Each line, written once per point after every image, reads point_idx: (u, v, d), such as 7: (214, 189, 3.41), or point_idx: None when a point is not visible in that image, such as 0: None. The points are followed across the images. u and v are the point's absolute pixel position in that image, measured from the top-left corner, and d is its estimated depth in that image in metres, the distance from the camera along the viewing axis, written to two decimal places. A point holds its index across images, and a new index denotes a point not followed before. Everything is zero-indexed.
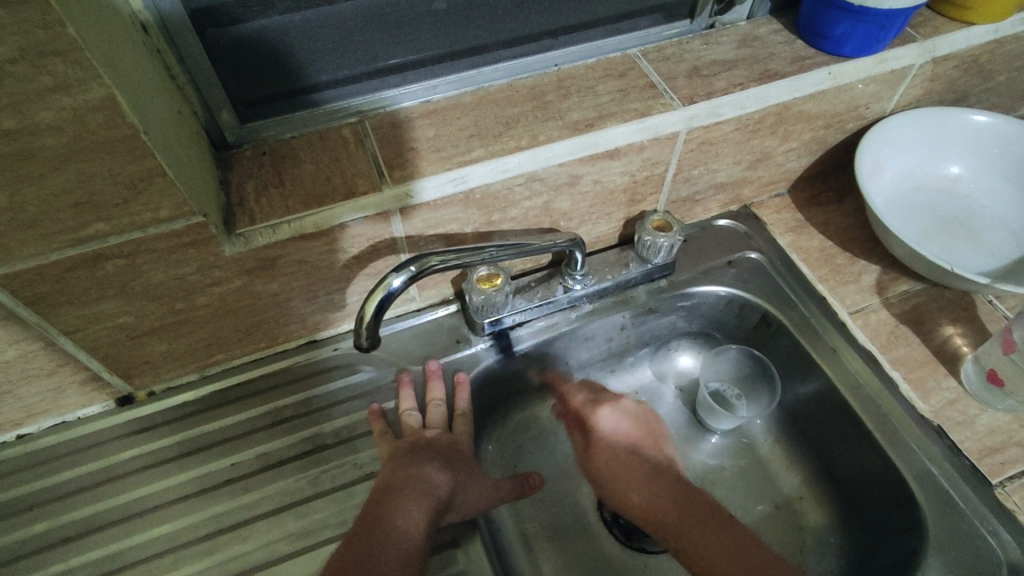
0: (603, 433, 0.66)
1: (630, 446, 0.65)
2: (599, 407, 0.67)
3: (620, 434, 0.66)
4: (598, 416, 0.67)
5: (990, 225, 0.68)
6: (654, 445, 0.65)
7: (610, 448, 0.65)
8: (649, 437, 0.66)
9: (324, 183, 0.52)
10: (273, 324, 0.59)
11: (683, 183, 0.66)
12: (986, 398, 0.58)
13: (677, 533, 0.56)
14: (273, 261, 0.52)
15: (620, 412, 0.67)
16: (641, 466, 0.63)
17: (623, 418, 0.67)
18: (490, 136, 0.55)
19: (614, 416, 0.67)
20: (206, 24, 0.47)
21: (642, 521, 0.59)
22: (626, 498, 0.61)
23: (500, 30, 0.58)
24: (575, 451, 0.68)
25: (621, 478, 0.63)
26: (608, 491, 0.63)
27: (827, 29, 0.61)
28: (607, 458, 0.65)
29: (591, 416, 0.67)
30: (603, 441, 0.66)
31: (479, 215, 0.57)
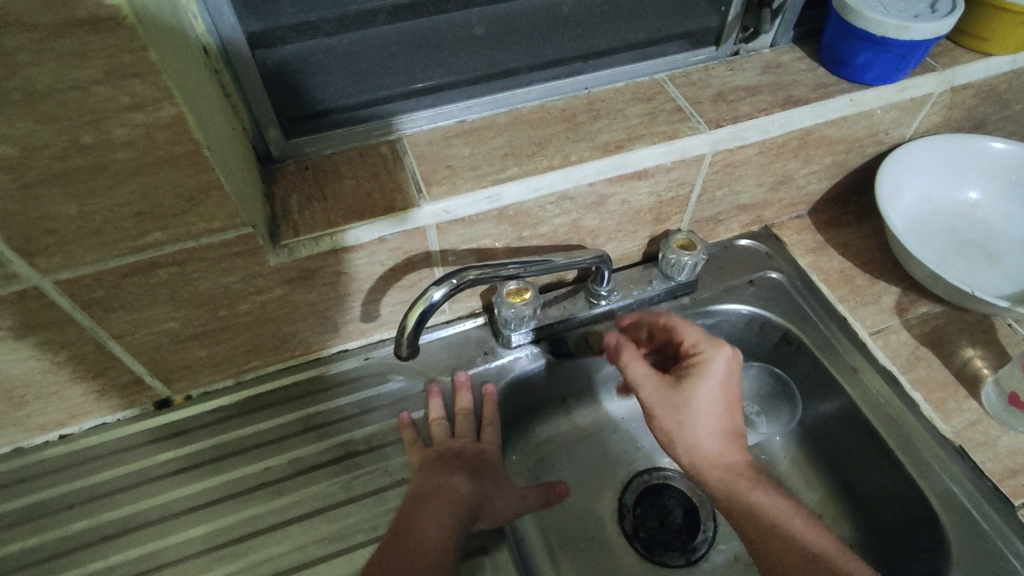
0: (705, 375, 0.55)
1: (722, 396, 0.55)
2: (721, 346, 0.56)
3: (710, 400, 0.55)
4: (717, 355, 0.56)
5: (1008, 250, 0.70)
6: (732, 402, 0.56)
7: (700, 392, 0.55)
8: (736, 404, 0.56)
9: (364, 198, 0.54)
10: (308, 332, 0.61)
11: (707, 204, 0.68)
12: (1008, 420, 0.58)
13: (743, 490, 0.52)
14: (314, 272, 0.54)
15: (734, 364, 0.56)
16: (728, 414, 0.55)
17: (734, 374, 0.56)
18: (524, 155, 0.57)
19: (727, 363, 0.56)
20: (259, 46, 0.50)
21: (695, 461, 0.55)
22: (704, 427, 0.54)
23: (534, 55, 0.60)
24: (642, 384, 0.57)
25: (699, 416, 0.54)
26: (669, 422, 0.55)
27: (849, 57, 0.63)
28: (701, 401, 0.55)
29: (711, 354, 0.56)
30: (704, 384, 0.55)
31: (510, 231, 0.59)
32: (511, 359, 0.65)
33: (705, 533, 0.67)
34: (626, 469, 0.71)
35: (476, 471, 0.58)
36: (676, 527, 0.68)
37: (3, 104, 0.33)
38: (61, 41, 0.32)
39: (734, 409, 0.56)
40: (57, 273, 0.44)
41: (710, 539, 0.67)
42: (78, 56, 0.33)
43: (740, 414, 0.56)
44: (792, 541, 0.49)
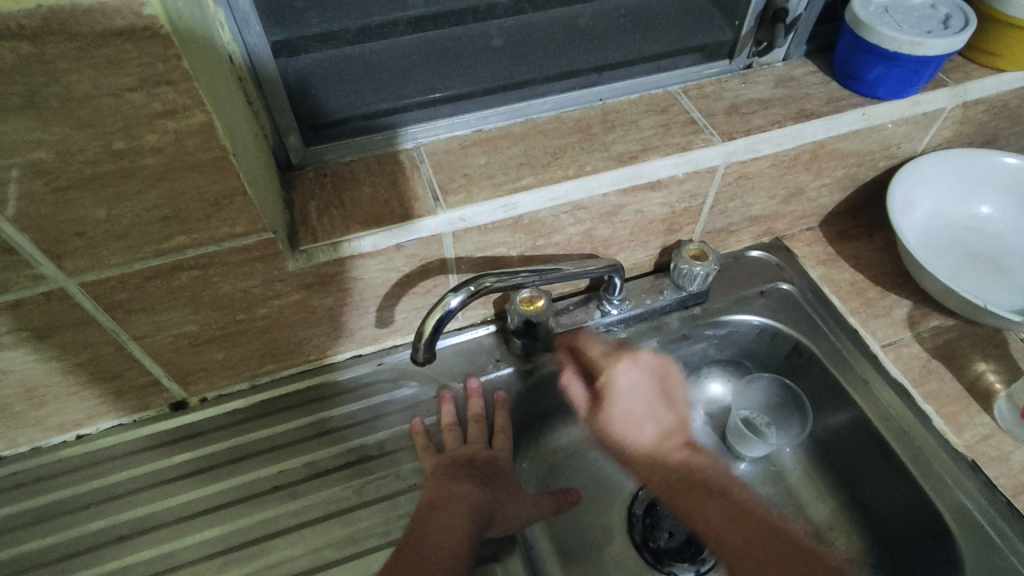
0: (617, 391, 0.65)
1: (642, 400, 0.66)
2: (615, 363, 0.64)
3: (629, 396, 0.66)
4: (614, 373, 0.64)
5: (1020, 264, 0.70)
6: (656, 408, 0.67)
7: (616, 408, 0.67)
8: (660, 398, 0.67)
9: (382, 205, 0.55)
10: (323, 337, 0.61)
11: (719, 215, 0.68)
12: (1021, 434, 0.58)
13: (674, 494, 0.62)
14: (331, 277, 0.55)
15: (635, 373, 0.65)
16: (648, 418, 0.67)
17: (638, 380, 0.65)
18: (539, 165, 0.58)
19: (629, 375, 0.65)
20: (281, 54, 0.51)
21: (638, 467, 0.66)
22: (633, 429, 0.67)
23: (550, 66, 0.61)
24: (581, 411, 0.68)
25: (622, 426, 0.67)
26: (612, 437, 0.68)
27: (862, 71, 0.63)
28: (622, 412, 0.67)
29: (607, 373, 0.64)
30: (620, 393, 0.65)
31: (525, 240, 0.60)
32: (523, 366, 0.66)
33: None
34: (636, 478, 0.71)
35: (488, 478, 0.58)
36: (685, 538, 0.67)
37: (41, 110, 0.34)
38: (100, 50, 0.33)
39: (657, 407, 0.67)
40: (82, 275, 0.45)
41: None
42: (115, 65, 0.34)
43: (662, 406, 0.67)
44: (750, 518, 0.59)
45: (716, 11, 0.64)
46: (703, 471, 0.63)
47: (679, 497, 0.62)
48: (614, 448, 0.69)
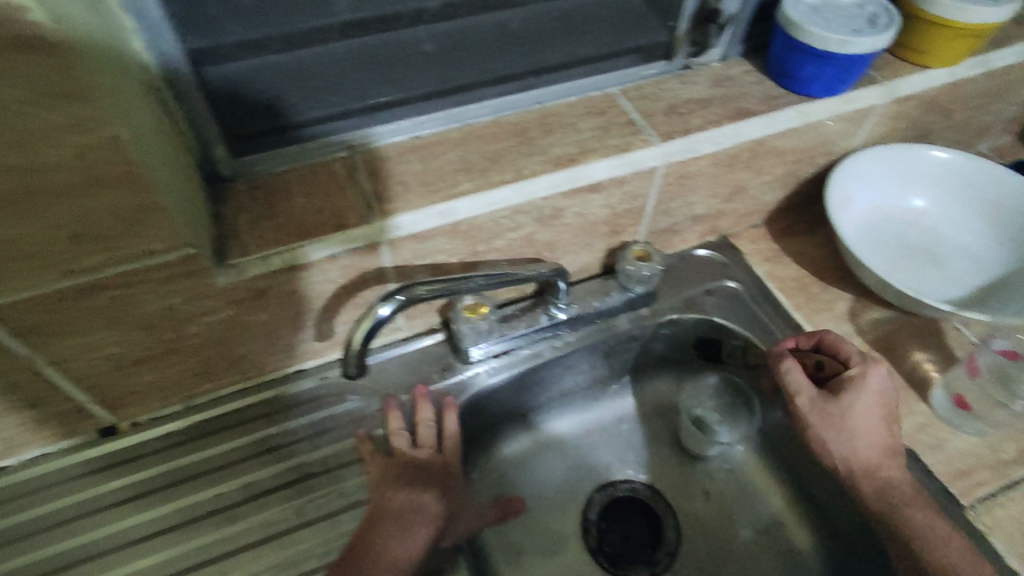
0: (866, 391, 0.58)
1: (884, 414, 0.58)
2: (871, 362, 0.59)
3: (866, 400, 0.58)
4: (867, 373, 0.59)
5: (954, 255, 0.72)
6: (889, 425, 0.57)
7: (855, 409, 0.58)
8: (892, 415, 0.58)
9: (315, 216, 0.54)
10: (261, 353, 0.59)
11: (663, 215, 0.68)
12: (956, 422, 0.60)
13: (899, 500, 0.55)
14: (264, 291, 0.53)
15: (878, 380, 0.58)
16: (881, 427, 0.57)
17: (883, 389, 0.58)
18: (477, 170, 0.58)
19: (878, 378, 0.59)
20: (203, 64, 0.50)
21: (852, 468, 0.57)
22: (867, 431, 0.57)
23: (485, 70, 0.62)
24: (801, 398, 0.60)
25: (851, 424, 0.58)
26: (832, 433, 0.58)
27: (794, 70, 0.64)
28: (860, 416, 0.57)
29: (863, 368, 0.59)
30: (868, 398, 0.58)
31: (465, 246, 0.59)
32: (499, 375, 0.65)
33: (670, 545, 0.68)
34: (590, 483, 0.72)
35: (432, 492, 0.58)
36: (641, 540, 0.69)
37: None
38: None
39: (889, 421, 0.58)
40: None
41: (675, 551, 0.68)
42: (5, 77, 0.32)
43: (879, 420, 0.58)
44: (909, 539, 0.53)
45: (651, 13, 0.67)
46: (883, 491, 0.56)
47: (899, 504, 0.55)
48: (821, 449, 0.59)
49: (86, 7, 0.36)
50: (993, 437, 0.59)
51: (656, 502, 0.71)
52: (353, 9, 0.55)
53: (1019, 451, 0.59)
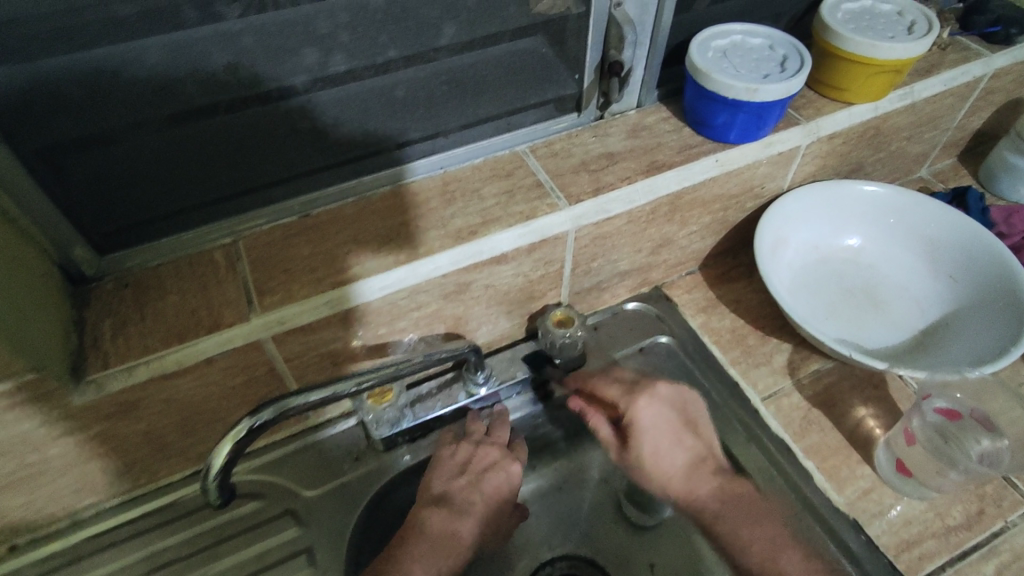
0: (644, 424, 0.57)
1: (676, 426, 0.57)
2: (635, 397, 0.58)
3: (653, 433, 0.57)
4: (636, 408, 0.57)
5: (895, 295, 0.69)
6: (694, 432, 0.58)
7: (646, 446, 0.57)
8: (687, 427, 0.58)
9: (188, 315, 0.49)
10: (149, 461, 0.54)
11: (584, 275, 0.64)
12: (901, 487, 0.56)
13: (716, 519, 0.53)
14: (134, 403, 0.48)
15: (655, 408, 0.58)
16: (683, 447, 0.57)
17: (659, 415, 0.58)
18: (368, 251, 0.53)
19: (650, 410, 0.58)
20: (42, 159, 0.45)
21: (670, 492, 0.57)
22: (671, 459, 0.57)
23: (381, 138, 0.55)
24: (609, 449, 0.60)
25: (655, 462, 0.57)
26: (645, 474, 0.58)
27: (708, 118, 0.61)
28: (647, 450, 0.57)
29: (631, 408, 0.58)
30: (650, 424, 0.57)
31: (364, 331, 0.55)
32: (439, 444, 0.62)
33: None
34: (526, 563, 0.67)
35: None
36: None
37: None
38: None
39: (679, 440, 0.57)
40: None
41: None
42: None
43: (679, 443, 0.57)
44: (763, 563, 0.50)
45: (561, 64, 0.60)
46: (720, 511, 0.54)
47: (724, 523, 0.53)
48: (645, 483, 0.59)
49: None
50: (939, 500, 0.56)
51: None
52: (205, 93, 0.46)
53: (967, 515, 0.55)
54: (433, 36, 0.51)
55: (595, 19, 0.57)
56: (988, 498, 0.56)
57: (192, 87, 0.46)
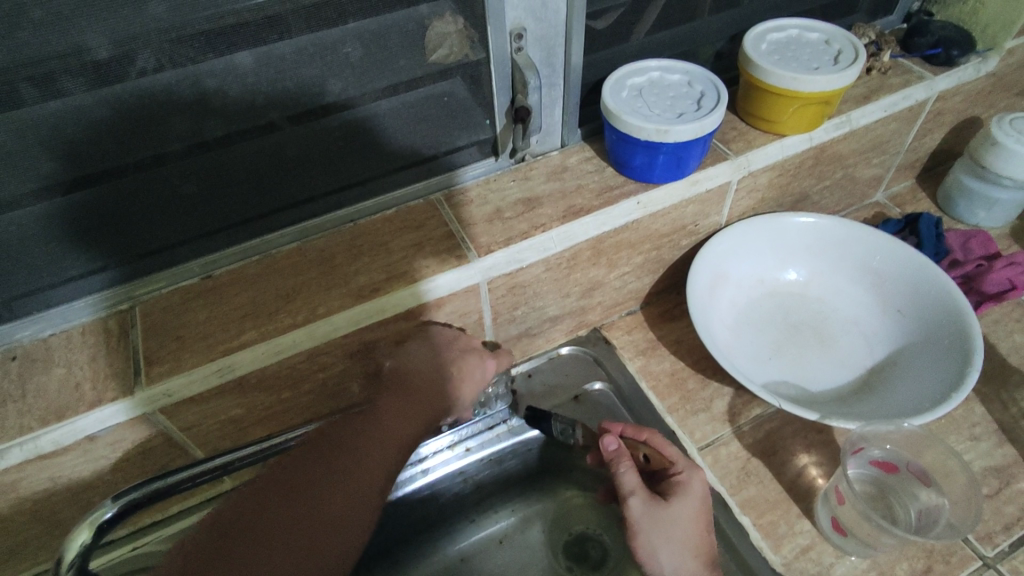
0: (706, 504, 0.52)
1: (704, 522, 0.51)
2: (696, 471, 0.53)
3: (691, 510, 0.51)
4: (692, 481, 0.52)
5: (841, 330, 0.66)
6: (709, 529, 0.52)
7: (679, 513, 0.51)
8: (709, 522, 0.52)
9: (71, 391, 0.47)
10: (46, 538, 0.53)
11: (509, 323, 0.62)
12: (839, 545, 0.53)
13: None
14: (15, 484, 0.47)
15: (699, 488, 0.52)
16: (702, 535, 0.51)
17: (705, 499, 0.53)
18: (265, 313, 0.52)
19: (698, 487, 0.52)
20: None
21: None
22: (696, 543, 0.50)
23: (279, 197, 0.54)
24: (633, 500, 0.51)
25: (673, 532, 0.50)
26: (655, 544, 0.50)
27: (627, 159, 0.59)
28: (682, 527, 0.50)
29: (688, 475, 0.53)
30: (690, 503, 0.51)
31: (264, 396, 0.53)
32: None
33: None
34: None
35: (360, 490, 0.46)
36: None
37: None
38: None
39: (704, 534, 0.51)
40: None
41: None
42: None
43: (705, 533, 0.51)
44: None
45: (474, 107, 0.58)
46: None
47: None
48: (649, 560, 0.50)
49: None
50: (881, 558, 0.52)
51: None
52: (68, 167, 0.44)
53: (912, 574, 0.51)
54: (316, 95, 0.49)
55: (498, 65, 0.55)
56: (936, 554, 0.52)
57: (51, 163, 0.44)
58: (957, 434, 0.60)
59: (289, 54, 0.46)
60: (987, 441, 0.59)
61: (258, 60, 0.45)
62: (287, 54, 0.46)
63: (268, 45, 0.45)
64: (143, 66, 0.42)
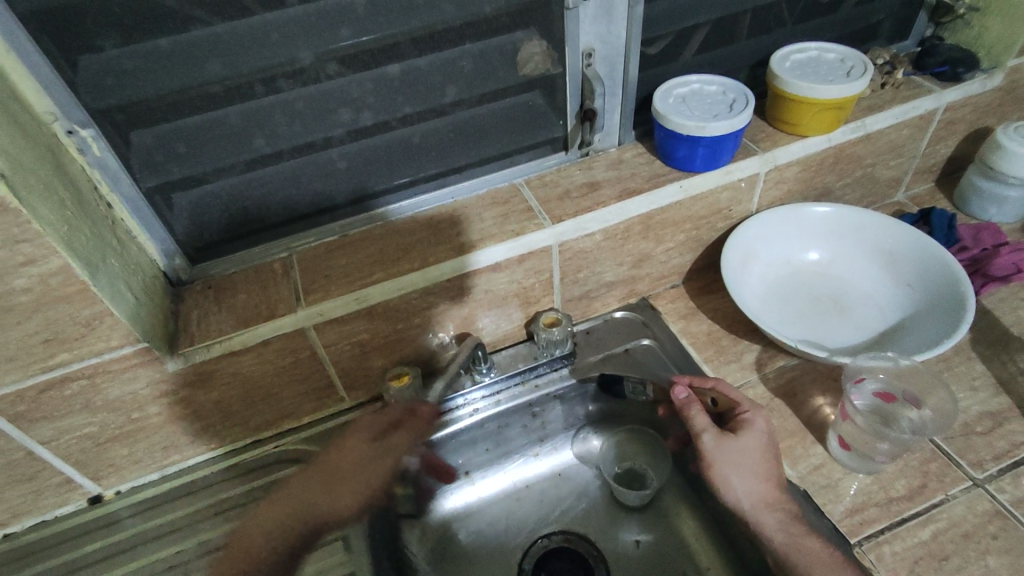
0: (769, 435, 0.62)
1: (769, 451, 0.62)
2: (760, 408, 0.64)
3: (758, 441, 0.62)
4: (755, 417, 0.63)
5: (858, 302, 0.77)
6: (774, 454, 0.62)
7: (747, 444, 0.62)
8: (774, 452, 0.62)
9: (253, 308, 0.65)
10: (218, 427, 0.70)
11: (572, 284, 0.77)
12: (848, 463, 0.63)
13: (792, 531, 0.58)
14: (211, 373, 0.64)
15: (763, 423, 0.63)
16: (767, 459, 0.61)
17: (771, 432, 0.63)
18: (389, 261, 0.68)
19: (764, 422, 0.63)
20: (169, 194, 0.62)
21: (749, 503, 0.60)
22: (762, 468, 0.61)
23: (401, 176, 0.71)
24: (705, 437, 0.64)
25: (743, 460, 0.61)
26: (726, 471, 0.62)
27: (672, 151, 0.73)
28: (748, 454, 0.61)
29: (751, 412, 0.64)
30: (755, 435, 0.62)
31: (385, 325, 0.69)
32: (460, 421, 0.73)
33: None
34: (525, 535, 0.76)
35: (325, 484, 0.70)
36: None
37: None
38: None
39: (771, 460, 0.61)
40: None
41: None
42: None
43: (772, 460, 0.61)
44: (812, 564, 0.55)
45: (550, 111, 0.74)
46: (771, 521, 0.59)
47: (796, 536, 0.57)
48: (725, 486, 0.62)
49: (40, 157, 0.50)
50: (883, 475, 0.63)
51: (589, 550, 0.74)
52: (268, 143, 0.62)
53: (909, 488, 0.62)
54: (438, 96, 0.66)
55: (572, 77, 0.71)
56: (932, 474, 0.62)
57: (260, 140, 0.62)
58: (958, 384, 0.69)
59: (424, 66, 0.63)
60: (985, 391, 0.69)
61: (403, 70, 0.63)
62: (423, 66, 0.63)
63: (410, 60, 0.62)
64: (328, 72, 0.60)
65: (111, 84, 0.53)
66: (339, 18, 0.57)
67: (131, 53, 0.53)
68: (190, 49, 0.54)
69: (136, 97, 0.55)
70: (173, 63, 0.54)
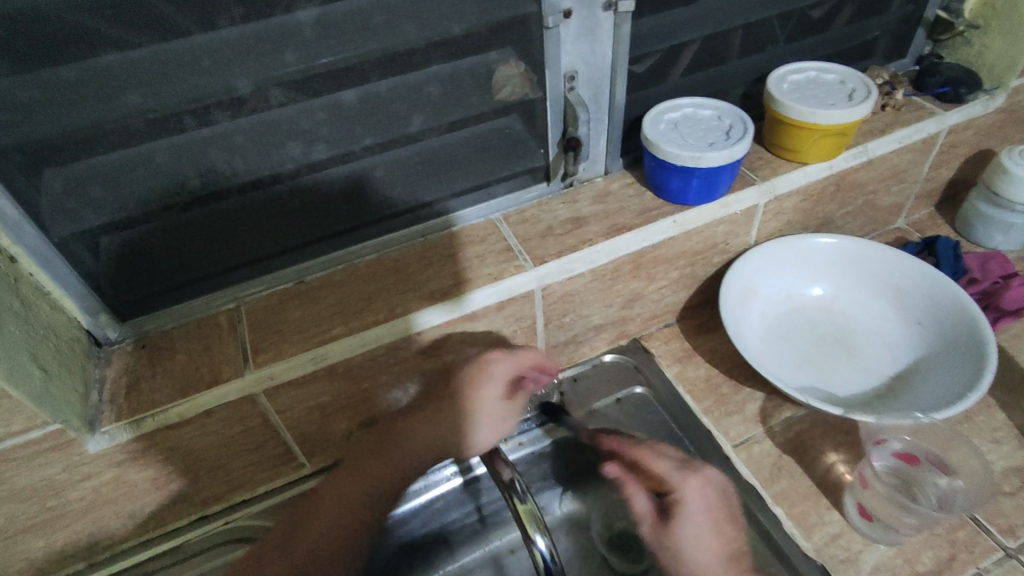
0: (689, 506, 0.57)
1: (717, 522, 0.56)
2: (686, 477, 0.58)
3: (689, 520, 0.56)
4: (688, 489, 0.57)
5: (866, 341, 0.71)
6: (734, 523, 0.56)
7: (683, 527, 0.56)
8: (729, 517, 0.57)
9: (192, 372, 0.56)
10: (157, 506, 0.61)
11: (557, 329, 0.69)
12: (869, 533, 0.57)
13: None
14: (143, 451, 0.55)
15: (708, 491, 0.57)
16: (715, 534, 0.55)
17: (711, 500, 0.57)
18: (351, 312, 0.60)
19: (703, 494, 0.57)
20: (90, 243, 0.53)
21: None
22: (698, 547, 0.55)
23: (363, 214, 0.63)
24: (646, 526, 0.60)
25: (683, 544, 0.56)
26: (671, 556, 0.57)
27: (664, 183, 0.67)
28: (687, 534, 0.56)
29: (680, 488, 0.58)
30: (690, 514, 0.56)
31: (348, 385, 0.61)
32: (437, 486, 0.68)
33: None
34: None
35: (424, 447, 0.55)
36: None
37: None
38: None
39: (722, 530, 0.56)
40: None
41: None
42: None
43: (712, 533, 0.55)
44: None
45: (529, 139, 0.67)
46: None
47: None
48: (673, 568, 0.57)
49: None
50: (908, 546, 0.57)
51: None
52: (205, 183, 0.54)
53: (937, 561, 0.55)
54: (403, 125, 0.59)
55: (552, 102, 0.64)
56: (960, 544, 0.56)
57: (195, 180, 0.53)
58: (979, 436, 0.64)
59: (385, 91, 0.56)
60: (1009, 443, 0.63)
61: (360, 97, 0.55)
62: (383, 92, 0.56)
63: (369, 85, 0.55)
64: (274, 101, 0.52)
65: (9, 121, 0.45)
66: (284, 40, 0.49)
67: (29, 85, 0.44)
68: (103, 78, 0.45)
69: (41, 135, 0.46)
70: (83, 94, 0.46)
